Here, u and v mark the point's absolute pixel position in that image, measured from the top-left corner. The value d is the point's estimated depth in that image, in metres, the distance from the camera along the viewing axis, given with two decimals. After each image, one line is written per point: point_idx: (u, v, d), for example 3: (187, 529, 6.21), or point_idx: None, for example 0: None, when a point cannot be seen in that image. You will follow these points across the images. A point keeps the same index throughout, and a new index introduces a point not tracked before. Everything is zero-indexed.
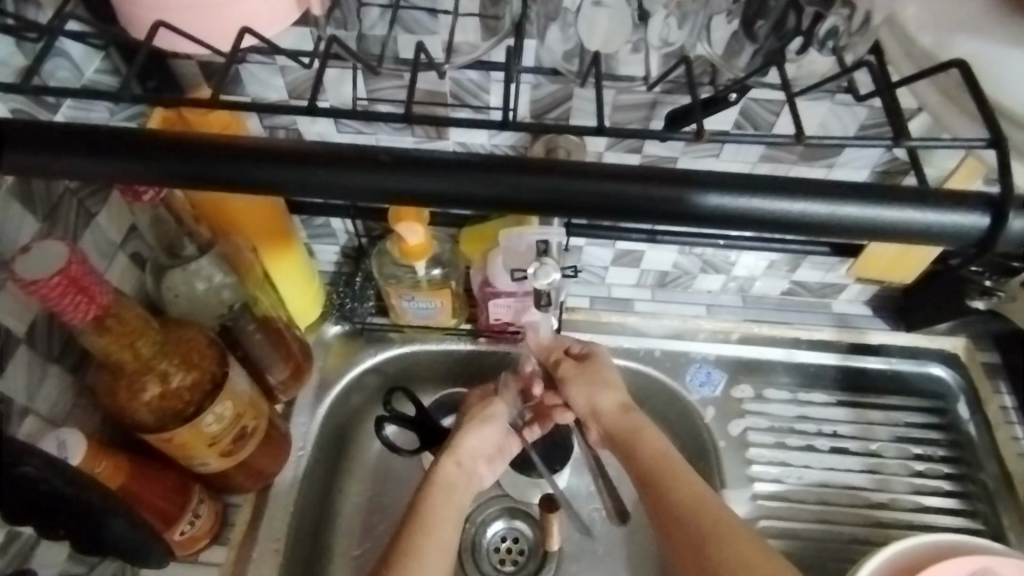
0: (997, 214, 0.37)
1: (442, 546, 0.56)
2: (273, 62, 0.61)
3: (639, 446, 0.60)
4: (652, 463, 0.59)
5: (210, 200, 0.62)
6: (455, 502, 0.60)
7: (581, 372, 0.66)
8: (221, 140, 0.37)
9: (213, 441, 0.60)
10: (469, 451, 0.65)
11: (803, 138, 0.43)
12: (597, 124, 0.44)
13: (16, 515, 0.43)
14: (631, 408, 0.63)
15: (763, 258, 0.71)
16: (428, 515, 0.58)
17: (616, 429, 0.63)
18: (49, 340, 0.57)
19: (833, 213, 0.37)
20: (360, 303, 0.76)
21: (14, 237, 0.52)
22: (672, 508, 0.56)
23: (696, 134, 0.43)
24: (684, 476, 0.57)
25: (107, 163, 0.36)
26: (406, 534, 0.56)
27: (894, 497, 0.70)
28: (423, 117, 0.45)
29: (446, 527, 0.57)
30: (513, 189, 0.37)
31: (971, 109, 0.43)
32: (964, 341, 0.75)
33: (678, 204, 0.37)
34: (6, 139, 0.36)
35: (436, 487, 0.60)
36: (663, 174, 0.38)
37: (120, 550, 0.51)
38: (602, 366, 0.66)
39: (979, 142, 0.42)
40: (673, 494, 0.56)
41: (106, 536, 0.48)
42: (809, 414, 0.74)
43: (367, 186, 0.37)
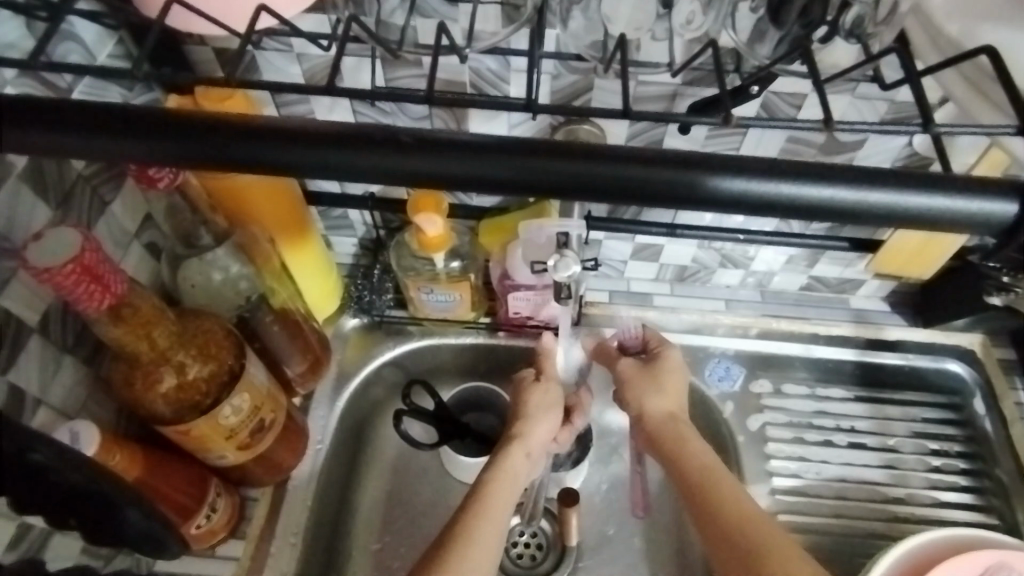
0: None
1: (494, 527, 0.56)
2: (290, 50, 0.62)
3: (687, 454, 0.60)
4: (697, 474, 0.59)
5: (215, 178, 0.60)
6: (513, 490, 0.60)
7: (646, 376, 0.65)
8: (242, 124, 0.37)
9: (230, 433, 0.60)
10: (535, 442, 0.64)
11: (831, 126, 0.43)
12: (623, 107, 0.44)
13: (31, 504, 0.43)
14: (681, 421, 0.63)
15: (782, 252, 0.71)
16: (486, 504, 0.57)
17: (662, 435, 0.63)
18: (63, 331, 0.58)
19: (864, 202, 0.37)
20: (378, 296, 0.76)
21: (26, 223, 0.53)
22: (720, 523, 0.55)
23: (722, 119, 0.43)
24: (732, 492, 0.57)
25: (129, 146, 0.36)
26: (455, 531, 0.55)
27: (912, 493, 0.70)
28: (445, 99, 0.45)
29: (493, 519, 0.57)
30: (532, 178, 0.37)
31: (1000, 99, 0.43)
32: (981, 337, 0.74)
33: (690, 188, 0.37)
34: (21, 119, 0.36)
35: (501, 474, 0.60)
36: (689, 161, 0.37)
37: (135, 542, 0.53)
38: (669, 371, 0.65)
39: (1006, 129, 0.41)
40: (720, 508, 0.56)
41: (122, 530, 0.50)
42: (827, 410, 0.74)
43: (395, 172, 0.37)
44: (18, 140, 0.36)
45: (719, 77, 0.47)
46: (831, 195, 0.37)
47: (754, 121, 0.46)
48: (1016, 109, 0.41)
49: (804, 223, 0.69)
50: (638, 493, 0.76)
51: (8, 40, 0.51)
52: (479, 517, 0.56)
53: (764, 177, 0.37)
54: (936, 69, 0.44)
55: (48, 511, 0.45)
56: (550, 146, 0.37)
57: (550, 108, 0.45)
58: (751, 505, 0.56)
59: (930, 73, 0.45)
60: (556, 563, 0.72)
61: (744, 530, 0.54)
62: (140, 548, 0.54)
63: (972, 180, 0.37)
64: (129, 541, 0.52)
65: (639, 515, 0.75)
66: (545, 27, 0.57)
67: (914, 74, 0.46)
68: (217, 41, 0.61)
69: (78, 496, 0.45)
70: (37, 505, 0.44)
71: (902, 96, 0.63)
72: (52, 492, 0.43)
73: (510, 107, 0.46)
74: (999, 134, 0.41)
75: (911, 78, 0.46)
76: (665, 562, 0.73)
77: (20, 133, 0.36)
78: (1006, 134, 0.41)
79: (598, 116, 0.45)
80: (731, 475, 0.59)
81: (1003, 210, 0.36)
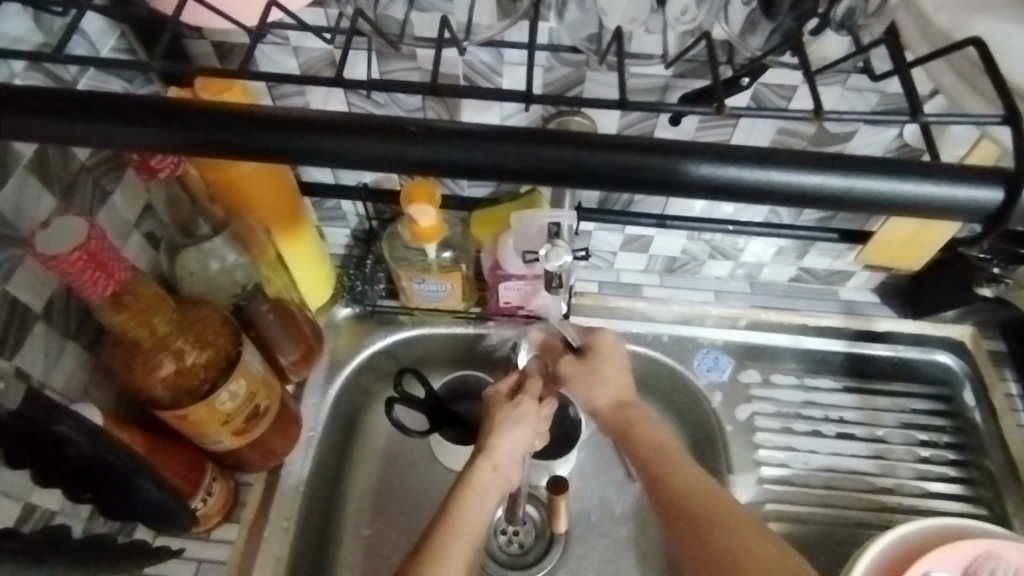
0: (1007, 188, 0.37)
1: (470, 539, 0.57)
2: (287, 43, 0.63)
3: (637, 437, 0.61)
4: (647, 456, 0.59)
5: (212, 164, 0.60)
6: (483, 509, 0.59)
7: (586, 367, 0.65)
8: (226, 109, 0.38)
9: (227, 419, 0.61)
10: (505, 457, 0.63)
11: (821, 114, 0.43)
12: (618, 98, 0.44)
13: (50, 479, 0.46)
14: (627, 404, 0.63)
15: (771, 243, 0.72)
16: (451, 525, 0.57)
17: (613, 425, 0.63)
18: (66, 316, 0.60)
19: (831, 187, 0.37)
20: (370, 286, 0.78)
21: (32, 212, 0.55)
22: (676, 501, 0.56)
23: (717, 108, 0.44)
24: (683, 466, 0.58)
25: (120, 131, 0.38)
26: (428, 552, 0.55)
27: (900, 483, 0.70)
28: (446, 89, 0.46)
29: (465, 542, 0.56)
30: (504, 164, 0.38)
31: (987, 90, 0.43)
32: (971, 329, 0.74)
33: (667, 174, 0.37)
34: (20, 106, 0.37)
35: (467, 494, 0.59)
36: (655, 146, 0.38)
37: (149, 516, 0.56)
38: (606, 356, 0.65)
39: (993, 119, 0.40)
40: (673, 486, 0.56)
41: (137, 502, 0.53)
42: (816, 400, 0.74)
43: (372, 156, 0.38)
44: (12, 125, 0.37)
45: (710, 68, 0.47)
46: (796, 181, 0.37)
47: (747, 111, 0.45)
48: (1002, 96, 0.40)
49: (793, 214, 0.69)
50: (628, 482, 0.77)
51: (15, 34, 0.52)
52: (447, 543, 0.56)
53: (732, 162, 0.37)
54: (925, 60, 0.43)
55: (64, 484, 0.50)
56: (521, 134, 0.38)
57: (548, 99, 0.46)
58: (706, 480, 0.57)
59: (917, 65, 0.45)
60: (547, 549, 0.74)
61: (697, 504, 0.55)
62: (154, 522, 0.57)
63: (940, 165, 0.37)
64: (144, 512, 0.55)
65: (627, 503, 0.76)
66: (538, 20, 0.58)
67: (904, 68, 0.46)
68: (216, 34, 0.62)
69: (92, 468, 0.49)
70: (49, 475, 0.48)
71: (894, 88, 0.62)
72: (66, 463, 0.48)
73: (502, 96, 0.46)
74: (986, 124, 0.40)
75: (900, 68, 0.46)
76: (653, 547, 0.74)
77: (17, 118, 0.37)
78: (993, 124, 0.40)
79: (590, 106, 0.46)
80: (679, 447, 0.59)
81: (971, 197, 0.37)
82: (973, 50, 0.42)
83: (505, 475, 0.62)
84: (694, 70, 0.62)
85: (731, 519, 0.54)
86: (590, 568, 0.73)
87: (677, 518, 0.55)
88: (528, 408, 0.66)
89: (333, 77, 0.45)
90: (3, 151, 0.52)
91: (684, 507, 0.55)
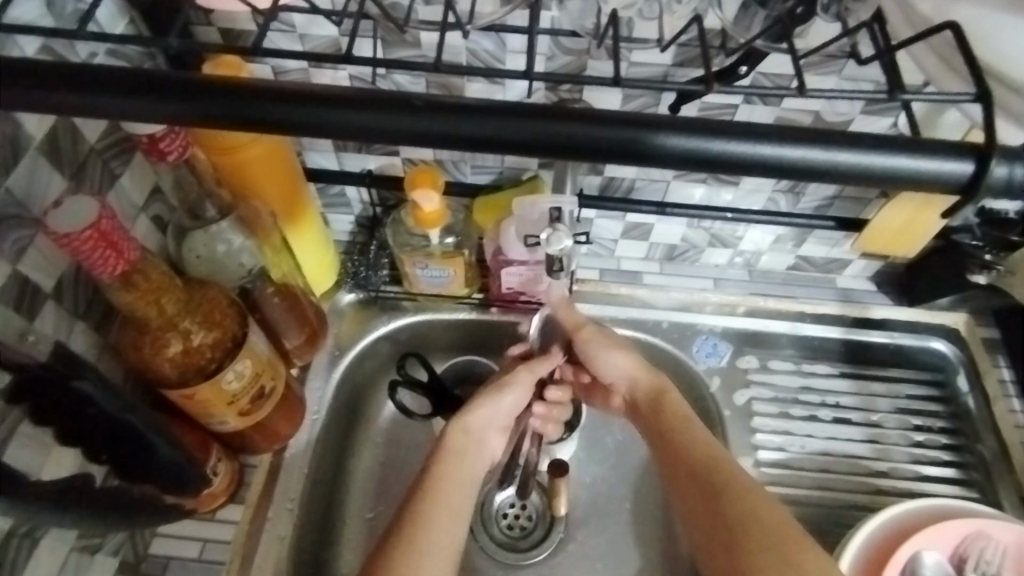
0: (983, 159, 0.38)
1: (453, 510, 0.57)
2: (292, 30, 0.64)
3: (663, 407, 0.62)
4: (669, 429, 0.60)
5: (211, 138, 0.60)
6: (464, 470, 0.60)
7: (606, 341, 0.67)
8: (238, 84, 0.39)
9: (233, 399, 0.62)
10: (478, 420, 0.64)
11: (805, 91, 0.43)
12: (613, 75, 0.45)
13: (74, 431, 0.54)
14: (655, 372, 0.65)
15: (768, 232, 0.73)
16: (435, 486, 0.58)
17: (644, 397, 0.64)
18: (76, 296, 0.60)
19: (831, 160, 0.38)
20: (374, 272, 0.79)
21: (43, 192, 0.56)
22: (690, 472, 0.57)
23: (707, 86, 0.45)
24: (702, 438, 0.59)
25: (139, 104, 0.39)
26: (420, 498, 0.57)
27: (894, 467, 0.71)
28: (452, 68, 0.46)
29: (459, 490, 0.58)
30: (514, 137, 0.39)
31: (962, 70, 0.43)
32: (965, 316, 0.76)
33: (650, 147, 0.38)
34: (40, 77, 0.38)
35: (446, 458, 0.60)
36: (645, 118, 0.39)
37: (164, 480, 0.60)
38: (618, 339, 0.68)
39: (966, 97, 0.42)
40: (694, 459, 0.58)
41: (154, 465, 0.58)
42: (813, 385, 0.75)
43: (385, 127, 0.39)
44: (33, 97, 0.38)
45: (702, 53, 0.47)
46: (794, 156, 0.38)
47: (741, 90, 0.46)
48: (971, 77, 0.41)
49: (792, 202, 0.70)
50: (627, 467, 0.78)
51: (26, 18, 0.52)
52: (442, 481, 0.58)
53: (734, 137, 0.38)
54: (903, 45, 0.44)
55: (86, 442, 0.55)
56: (527, 109, 0.39)
57: (552, 75, 0.47)
58: (721, 451, 0.58)
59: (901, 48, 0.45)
60: (547, 533, 0.75)
61: (710, 472, 0.56)
62: (169, 488, 0.61)
63: (919, 140, 0.39)
64: (157, 476, 0.59)
65: (626, 488, 0.77)
66: (541, 9, 0.59)
67: (887, 53, 0.46)
68: (223, 20, 0.63)
69: (113, 426, 0.55)
70: (77, 436, 0.55)
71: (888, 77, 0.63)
72: (94, 424, 0.54)
73: (509, 74, 0.47)
74: (958, 102, 0.42)
75: (883, 53, 0.47)
76: (651, 530, 0.75)
77: (35, 90, 0.38)
78: (964, 101, 0.41)
79: (589, 84, 0.47)
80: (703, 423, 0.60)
81: (942, 169, 0.38)
82: (950, 32, 0.42)
83: (476, 438, 0.63)
84: (693, 59, 0.63)
85: (741, 485, 0.55)
86: (590, 551, 0.74)
87: (692, 484, 0.57)
88: (521, 378, 0.68)
89: (343, 54, 0.46)
90: (15, 131, 0.53)
91: (706, 477, 0.56)
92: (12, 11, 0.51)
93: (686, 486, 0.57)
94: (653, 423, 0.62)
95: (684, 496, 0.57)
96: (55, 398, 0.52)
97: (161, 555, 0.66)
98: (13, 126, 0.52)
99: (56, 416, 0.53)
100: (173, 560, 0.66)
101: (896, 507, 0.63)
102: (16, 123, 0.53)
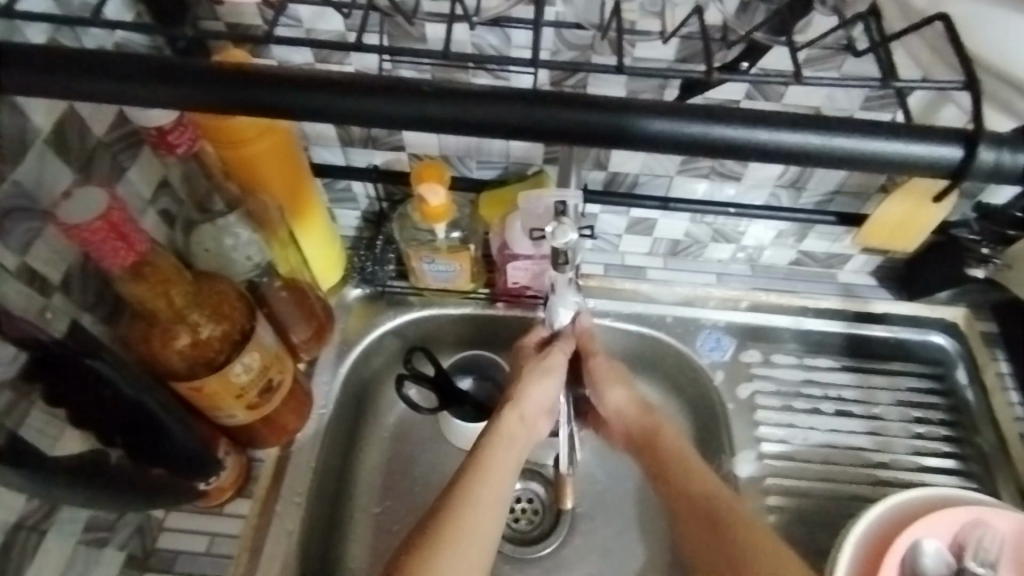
0: (969, 145, 0.39)
1: (497, 492, 0.59)
2: (300, 25, 0.64)
3: (660, 444, 0.65)
4: (669, 464, 0.64)
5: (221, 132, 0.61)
6: (511, 454, 0.62)
7: (612, 372, 0.69)
8: (258, 71, 0.40)
9: (241, 392, 0.62)
10: (531, 405, 0.65)
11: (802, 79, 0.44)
12: (618, 64, 0.46)
13: (87, 412, 0.55)
14: (650, 409, 0.68)
15: (771, 227, 0.74)
16: (484, 470, 0.60)
17: (638, 430, 0.67)
18: (84, 289, 0.60)
19: (825, 143, 0.39)
20: (380, 267, 0.79)
21: (52, 185, 0.56)
22: (693, 508, 0.60)
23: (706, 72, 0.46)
24: (704, 476, 0.62)
25: (165, 90, 0.40)
26: (455, 492, 0.58)
27: (895, 459, 0.72)
28: (460, 57, 0.47)
29: (500, 477, 0.60)
30: (532, 124, 0.40)
31: (950, 61, 0.46)
32: (964, 311, 0.77)
33: (666, 133, 0.39)
34: (68, 63, 0.39)
35: (494, 441, 0.62)
36: (663, 107, 0.40)
37: (175, 462, 0.61)
38: (622, 370, 0.70)
39: (954, 85, 0.43)
40: (699, 497, 0.61)
41: (166, 445, 0.59)
42: (815, 378, 0.76)
43: (406, 112, 0.40)
44: (63, 86, 0.39)
45: (705, 43, 0.47)
46: (805, 143, 0.39)
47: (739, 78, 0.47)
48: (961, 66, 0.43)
49: (794, 197, 0.71)
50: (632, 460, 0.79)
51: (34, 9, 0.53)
52: (479, 480, 0.59)
53: (751, 123, 0.39)
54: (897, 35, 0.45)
55: (98, 423, 0.56)
56: (543, 96, 0.40)
57: (554, 64, 0.47)
58: (726, 490, 0.61)
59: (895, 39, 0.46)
60: (554, 527, 0.75)
61: (720, 513, 0.59)
62: (182, 471, 0.62)
63: (926, 127, 0.40)
64: (173, 457, 0.60)
65: (631, 481, 0.78)
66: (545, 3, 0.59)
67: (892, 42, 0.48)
68: (230, 15, 0.63)
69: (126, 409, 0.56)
70: (88, 416, 0.56)
71: None
72: (106, 404, 0.55)
73: (516, 62, 0.48)
74: (948, 90, 0.44)
75: (877, 43, 0.48)
76: (656, 523, 0.76)
77: (68, 79, 0.39)
78: (954, 89, 0.43)
79: (595, 71, 0.47)
80: (702, 461, 0.64)
81: (931, 154, 0.39)
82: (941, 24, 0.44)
83: (530, 424, 0.65)
84: (696, 53, 0.63)
85: (747, 525, 0.58)
86: (595, 544, 0.75)
87: (698, 521, 0.60)
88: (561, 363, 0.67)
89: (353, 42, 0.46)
90: (24, 124, 0.53)
91: (712, 516, 0.59)
92: (21, 3, 0.51)
93: (689, 521, 0.60)
94: (649, 459, 0.66)
95: (688, 532, 0.60)
96: (70, 374, 0.53)
97: (171, 550, 0.66)
98: (22, 119, 0.53)
99: (70, 395, 0.54)
100: (183, 554, 0.66)
101: (895, 498, 0.64)
102: (26, 116, 0.53)
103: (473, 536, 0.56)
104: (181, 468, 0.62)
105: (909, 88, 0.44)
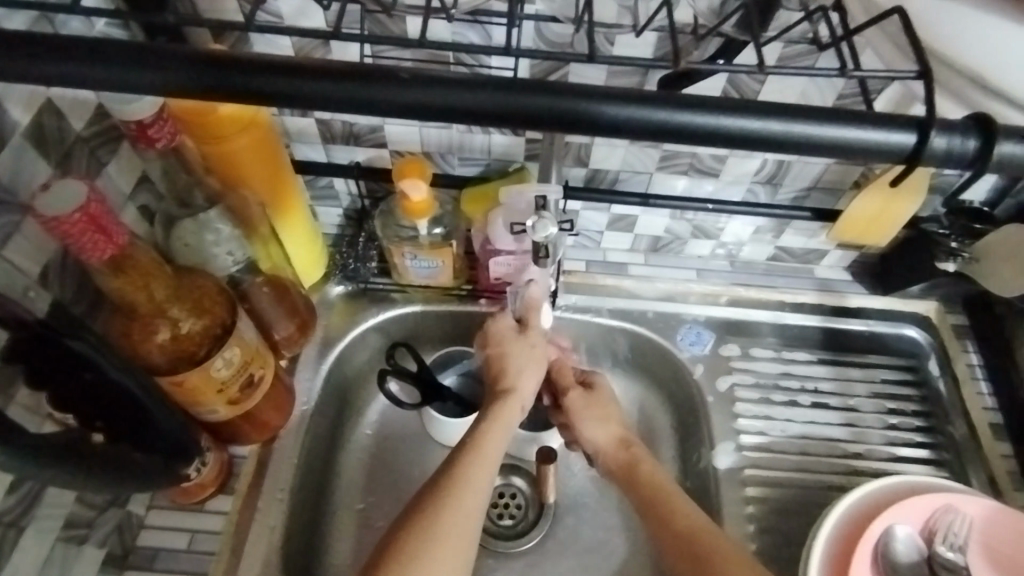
0: (924, 132, 0.40)
1: (487, 468, 0.60)
2: (280, 20, 0.64)
3: (638, 477, 0.65)
4: (650, 494, 0.63)
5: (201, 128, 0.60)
6: (505, 439, 0.64)
7: (591, 405, 0.71)
8: (244, 58, 0.40)
9: (222, 387, 0.62)
10: (518, 391, 0.68)
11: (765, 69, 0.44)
12: (588, 51, 0.46)
13: (69, 397, 0.54)
14: (629, 444, 0.69)
15: (749, 223, 0.75)
16: (474, 454, 0.61)
17: (616, 462, 0.68)
18: (64, 283, 0.60)
19: (789, 129, 0.40)
20: (363, 264, 0.79)
21: (30, 177, 0.56)
22: (673, 538, 0.59)
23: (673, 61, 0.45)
24: (682, 508, 0.61)
25: (153, 76, 0.40)
26: (439, 490, 0.58)
27: (870, 449, 0.74)
28: (436, 44, 0.47)
29: (487, 466, 0.61)
30: (516, 112, 0.40)
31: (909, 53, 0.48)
32: (936, 304, 0.79)
33: (649, 121, 0.40)
34: (54, 49, 0.40)
35: (492, 423, 0.64)
36: (646, 95, 0.41)
37: (156, 454, 0.60)
38: (605, 400, 0.72)
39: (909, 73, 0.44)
40: (680, 529, 0.59)
41: (149, 433, 0.58)
42: (793, 371, 0.78)
43: (394, 101, 0.40)
44: (47, 71, 0.40)
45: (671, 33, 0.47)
46: (780, 130, 0.40)
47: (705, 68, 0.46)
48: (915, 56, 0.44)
49: (771, 193, 0.73)
50: None
51: None
52: (470, 461, 0.60)
53: (730, 112, 0.40)
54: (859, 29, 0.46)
55: (81, 409, 0.55)
56: (528, 84, 0.40)
57: (528, 52, 0.47)
58: (707, 521, 0.59)
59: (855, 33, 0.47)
60: (537, 520, 0.76)
61: (700, 545, 0.57)
62: (166, 460, 0.61)
63: (897, 115, 0.41)
64: (155, 444, 0.59)
65: None
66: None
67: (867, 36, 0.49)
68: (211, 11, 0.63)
69: (108, 395, 0.55)
70: (70, 402, 0.55)
71: None
72: (88, 390, 0.54)
73: (490, 49, 0.47)
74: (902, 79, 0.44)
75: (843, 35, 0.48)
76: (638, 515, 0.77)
77: (53, 66, 0.40)
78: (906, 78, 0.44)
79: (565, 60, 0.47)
80: (682, 493, 0.63)
81: (888, 140, 0.40)
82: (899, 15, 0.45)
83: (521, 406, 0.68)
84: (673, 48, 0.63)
85: (726, 553, 0.56)
86: (578, 538, 0.75)
87: (678, 547, 0.58)
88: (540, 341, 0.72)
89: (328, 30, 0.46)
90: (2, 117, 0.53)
91: (694, 548, 0.57)
92: None
93: (671, 548, 0.59)
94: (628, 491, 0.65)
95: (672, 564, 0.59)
96: (51, 357, 0.52)
97: (149, 547, 0.66)
98: None
99: (51, 378, 0.53)
100: (163, 551, 0.66)
101: (869, 486, 0.66)
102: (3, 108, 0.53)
103: (469, 515, 0.57)
104: (166, 454, 0.61)
105: (872, 78, 0.44)
